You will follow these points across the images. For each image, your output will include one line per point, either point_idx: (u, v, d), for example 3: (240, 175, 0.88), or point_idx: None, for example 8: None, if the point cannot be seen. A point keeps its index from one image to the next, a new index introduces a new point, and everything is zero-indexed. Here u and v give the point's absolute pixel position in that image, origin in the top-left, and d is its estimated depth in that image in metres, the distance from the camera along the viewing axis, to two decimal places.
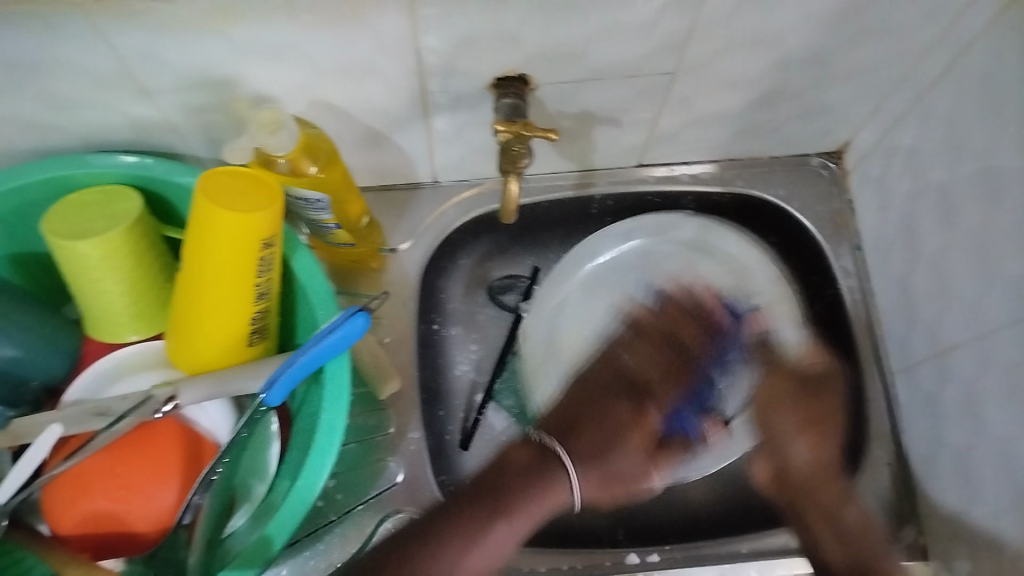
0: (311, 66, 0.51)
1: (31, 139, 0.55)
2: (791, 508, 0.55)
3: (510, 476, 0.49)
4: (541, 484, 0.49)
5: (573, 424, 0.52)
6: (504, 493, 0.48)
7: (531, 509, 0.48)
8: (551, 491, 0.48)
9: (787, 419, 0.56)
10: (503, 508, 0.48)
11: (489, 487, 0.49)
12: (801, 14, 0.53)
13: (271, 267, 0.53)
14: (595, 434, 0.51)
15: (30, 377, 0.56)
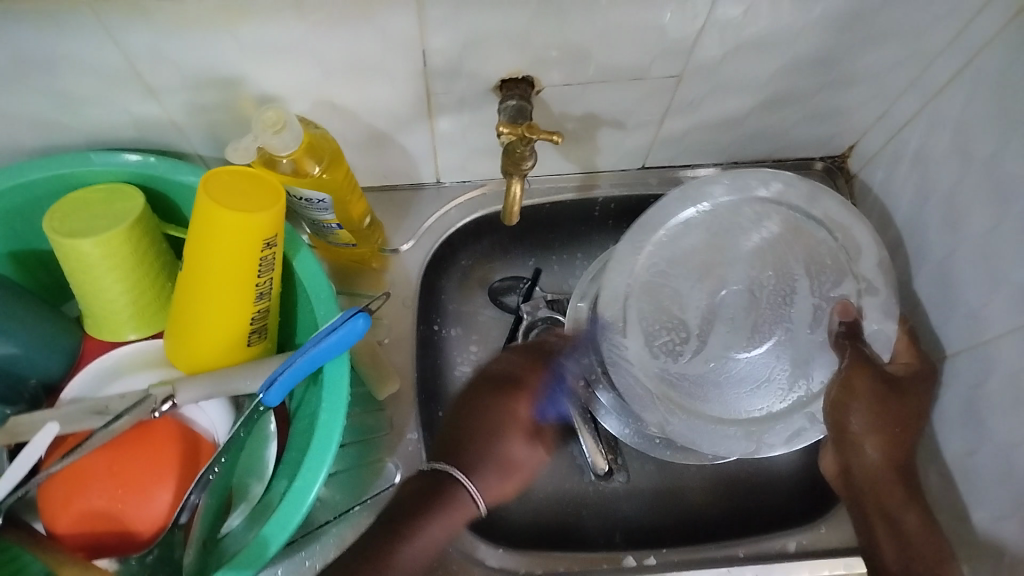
0: (316, 66, 0.50)
1: (32, 136, 0.55)
2: (858, 502, 0.58)
3: (409, 504, 0.51)
4: (433, 508, 0.51)
5: (460, 437, 0.56)
6: (403, 522, 0.50)
7: (429, 529, 0.50)
8: (455, 503, 0.52)
9: (859, 418, 0.57)
10: (406, 535, 0.50)
11: (391, 521, 0.51)
12: (809, 20, 0.53)
13: (272, 267, 0.52)
14: (478, 435, 0.56)
15: (28, 374, 0.55)
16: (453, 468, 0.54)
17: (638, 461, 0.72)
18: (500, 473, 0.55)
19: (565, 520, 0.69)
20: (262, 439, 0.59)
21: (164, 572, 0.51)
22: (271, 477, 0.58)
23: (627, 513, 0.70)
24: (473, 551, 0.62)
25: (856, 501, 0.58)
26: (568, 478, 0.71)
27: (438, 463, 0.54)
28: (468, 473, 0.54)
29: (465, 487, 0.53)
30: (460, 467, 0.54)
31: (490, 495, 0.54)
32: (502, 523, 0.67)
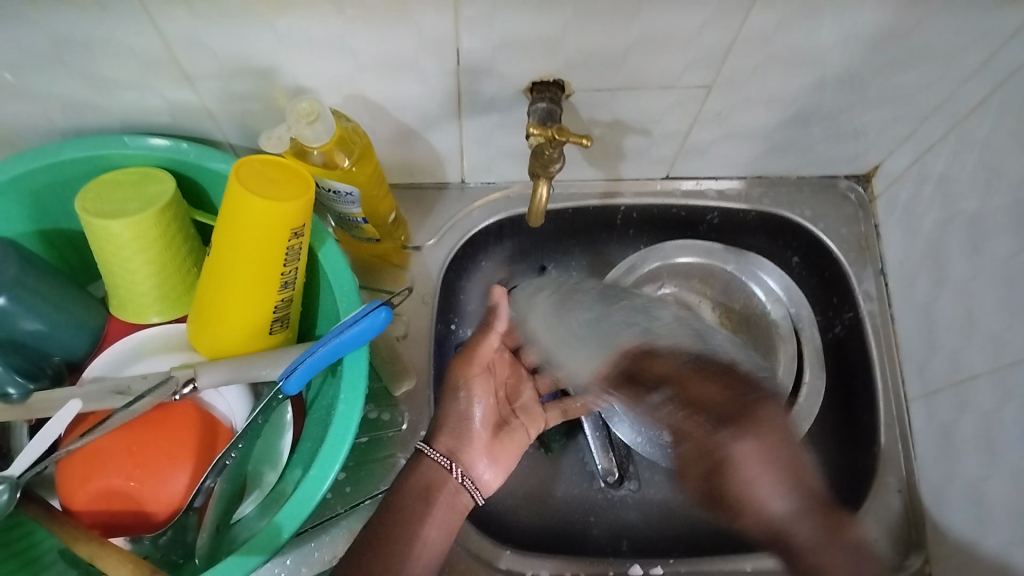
0: (350, 60, 0.51)
1: (68, 117, 0.56)
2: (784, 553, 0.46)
3: (403, 501, 0.52)
4: (427, 501, 0.53)
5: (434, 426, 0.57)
6: (405, 518, 0.51)
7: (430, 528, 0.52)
8: (441, 489, 0.54)
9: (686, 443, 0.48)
10: (411, 532, 0.51)
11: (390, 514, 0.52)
12: (842, 34, 0.53)
13: (298, 257, 0.53)
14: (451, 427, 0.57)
15: (52, 351, 0.56)
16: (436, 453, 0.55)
17: (648, 470, 0.72)
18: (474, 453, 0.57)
19: (572, 526, 0.69)
20: (278, 428, 0.59)
21: (175, 553, 0.53)
22: (285, 466, 0.57)
23: (633, 522, 0.70)
24: (483, 552, 0.62)
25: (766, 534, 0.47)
26: (576, 484, 0.71)
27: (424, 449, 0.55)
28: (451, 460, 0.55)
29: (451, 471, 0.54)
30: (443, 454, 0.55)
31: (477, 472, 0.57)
32: (509, 525, 0.68)
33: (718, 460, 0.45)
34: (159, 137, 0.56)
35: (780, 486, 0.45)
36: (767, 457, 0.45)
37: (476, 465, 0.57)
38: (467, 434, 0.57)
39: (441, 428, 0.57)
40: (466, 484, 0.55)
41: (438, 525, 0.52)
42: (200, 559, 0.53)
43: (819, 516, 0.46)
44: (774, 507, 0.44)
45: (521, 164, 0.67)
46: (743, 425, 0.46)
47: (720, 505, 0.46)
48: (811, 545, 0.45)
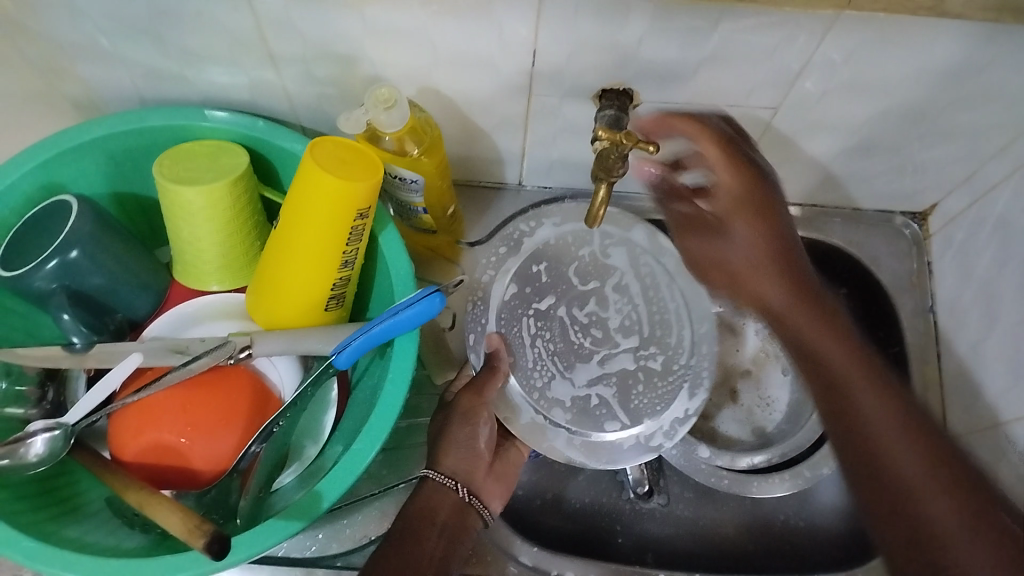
0: (430, 53, 0.53)
1: (153, 87, 0.59)
2: (834, 390, 0.47)
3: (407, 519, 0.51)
4: (430, 520, 0.51)
5: (432, 449, 0.56)
6: (409, 532, 0.50)
7: (433, 547, 0.50)
8: (445, 509, 0.53)
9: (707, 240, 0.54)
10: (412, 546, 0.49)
11: (395, 532, 0.50)
12: (914, 69, 0.54)
13: (361, 239, 0.54)
14: (455, 452, 0.55)
15: (117, 309, 0.58)
16: (440, 476, 0.54)
17: (678, 486, 0.71)
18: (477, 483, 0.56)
19: (597, 533, 0.70)
20: (324, 404, 0.61)
21: (216, 512, 0.53)
22: (326, 441, 0.60)
23: (659, 535, 0.70)
24: (508, 545, 0.64)
25: (832, 385, 0.47)
26: (605, 492, 0.71)
27: (427, 473, 0.54)
28: (457, 482, 0.54)
29: (457, 492, 0.54)
30: (448, 476, 0.54)
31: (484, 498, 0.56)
32: (535, 526, 0.70)
33: (723, 230, 0.53)
34: (220, 110, 0.57)
35: (775, 278, 0.51)
36: (756, 227, 0.52)
37: (477, 489, 0.56)
38: (472, 459, 0.56)
39: (442, 453, 0.55)
40: (471, 502, 0.54)
41: (445, 544, 0.51)
42: (241, 520, 0.53)
43: (816, 304, 0.51)
44: (766, 294, 0.52)
45: (580, 171, 0.68)
46: (728, 219, 0.53)
47: (733, 279, 0.53)
48: (803, 331, 0.50)
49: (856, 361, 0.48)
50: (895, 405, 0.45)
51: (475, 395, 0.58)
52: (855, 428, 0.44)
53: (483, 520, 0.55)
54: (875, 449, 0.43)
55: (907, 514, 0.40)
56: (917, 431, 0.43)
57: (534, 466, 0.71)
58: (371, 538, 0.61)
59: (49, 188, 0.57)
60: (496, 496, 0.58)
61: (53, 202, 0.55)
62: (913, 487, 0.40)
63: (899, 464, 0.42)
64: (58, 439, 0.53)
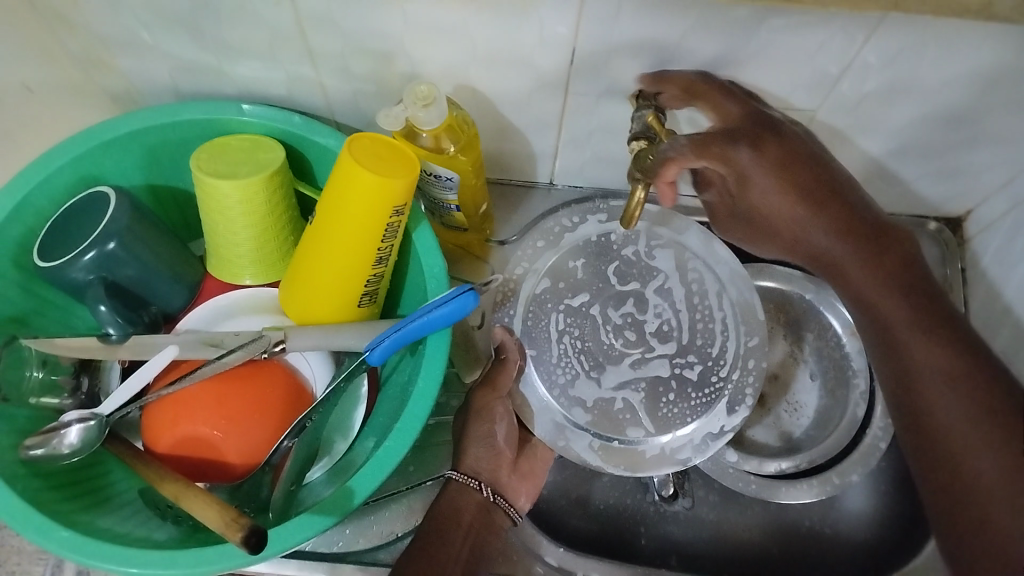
0: (470, 51, 0.53)
1: (191, 81, 0.59)
2: (889, 333, 0.49)
3: (428, 524, 0.52)
4: (452, 522, 0.52)
5: (455, 450, 0.56)
6: (430, 536, 0.51)
7: (456, 548, 0.51)
8: (469, 510, 0.54)
9: (754, 191, 0.54)
10: (434, 550, 0.51)
11: (419, 537, 0.52)
12: (958, 72, 0.53)
13: (395, 235, 0.54)
14: (476, 451, 0.56)
15: (150, 299, 0.59)
16: (463, 476, 0.54)
17: (703, 489, 0.71)
18: (503, 483, 0.57)
19: (620, 535, 0.69)
20: (354, 400, 0.61)
21: (248, 506, 0.55)
22: (355, 436, 0.60)
23: (682, 538, 0.69)
24: (534, 545, 0.64)
25: (871, 309, 0.51)
26: (629, 494, 0.70)
27: (450, 473, 0.55)
28: (482, 481, 0.55)
29: (481, 491, 0.54)
30: (470, 475, 0.55)
31: (510, 498, 0.57)
32: (561, 526, 0.69)
33: (758, 204, 0.54)
34: (251, 107, 0.57)
35: (818, 219, 0.52)
36: (780, 177, 0.52)
37: (502, 485, 0.56)
38: (495, 458, 0.56)
39: (464, 452, 0.56)
40: (496, 501, 0.55)
41: (471, 544, 0.52)
42: (274, 513, 0.54)
43: (866, 240, 0.51)
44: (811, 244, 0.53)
45: (612, 171, 0.68)
46: (751, 188, 0.54)
47: (786, 233, 0.55)
48: (857, 283, 0.52)
49: (911, 305, 0.49)
50: (943, 348, 0.46)
51: (489, 392, 0.58)
52: (905, 377, 0.47)
53: (511, 518, 0.56)
54: (917, 399, 0.46)
55: (943, 455, 0.44)
56: (965, 376, 0.44)
57: (557, 467, 0.71)
58: (398, 534, 0.62)
59: (86, 179, 0.57)
60: (524, 493, 0.58)
61: (93, 193, 0.55)
62: (953, 439, 0.43)
63: (940, 413, 0.44)
64: (92, 430, 0.53)
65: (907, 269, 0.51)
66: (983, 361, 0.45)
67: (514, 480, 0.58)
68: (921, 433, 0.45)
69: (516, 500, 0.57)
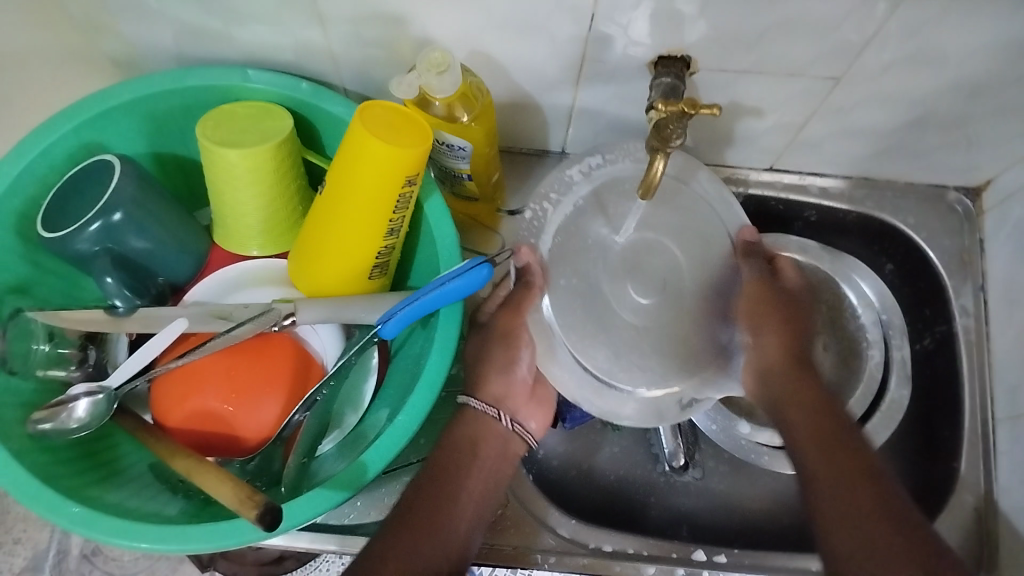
0: (483, 17, 0.51)
1: (196, 46, 0.57)
2: (785, 419, 0.55)
3: (445, 453, 0.53)
4: (470, 459, 0.54)
5: (473, 372, 0.59)
6: (451, 468, 0.53)
7: (471, 483, 0.53)
8: (486, 439, 0.56)
9: (769, 309, 0.59)
10: (457, 485, 0.52)
11: (436, 468, 0.53)
12: (986, 41, 0.52)
13: (407, 206, 0.53)
14: (493, 377, 0.58)
15: (158, 272, 0.58)
16: (478, 404, 0.57)
17: (713, 460, 0.70)
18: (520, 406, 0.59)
19: (630, 507, 0.69)
20: (363, 374, 0.60)
21: (261, 480, 0.55)
22: (366, 410, 0.59)
23: (692, 508, 0.69)
24: (546, 517, 0.63)
25: (775, 410, 0.56)
26: (639, 465, 0.70)
27: (465, 399, 0.57)
28: (500, 408, 0.57)
29: (500, 420, 0.56)
30: (488, 403, 0.57)
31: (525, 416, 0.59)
32: (568, 496, 0.69)
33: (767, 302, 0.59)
34: (258, 73, 0.56)
35: (784, 336, 0.59)
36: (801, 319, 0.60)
37: (520, 414, 0.59)
38: (511, 385, 0.58)
39: (484, 378, 0.58)
40: (514, 430, 0.57)
41: (489, 475, 0.54)
42: (285, 488, 0.54)
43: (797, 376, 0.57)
44: (775, 357, 0.58)
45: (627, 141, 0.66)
46: (780, 310, 0.59)
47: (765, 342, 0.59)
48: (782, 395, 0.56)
49: (811, 412, 0.55)
50: (834, 445, 0.52)
51: (513, 315, 0.58)
52: (801, 459, 0.52)
53: (526, 445, 0.59)
54: (819, 487, 0.50)
55: (836, 532, 0.47)
56: (855, 469, 0.50)
57: (567, 437, 0.71)
58: None
59: (89, 147, 0.56)
60: (537, 418, 0.60)
61: (94, 162, 0.53)
62: (844, 514, 0.48)
63: (841, 496, 0.49)
64: (101, 403, 0.53)
65: (832, 425, 0.54)
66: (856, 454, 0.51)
67: (529, 407, 0.60)
68: (809, 499, 0.50)
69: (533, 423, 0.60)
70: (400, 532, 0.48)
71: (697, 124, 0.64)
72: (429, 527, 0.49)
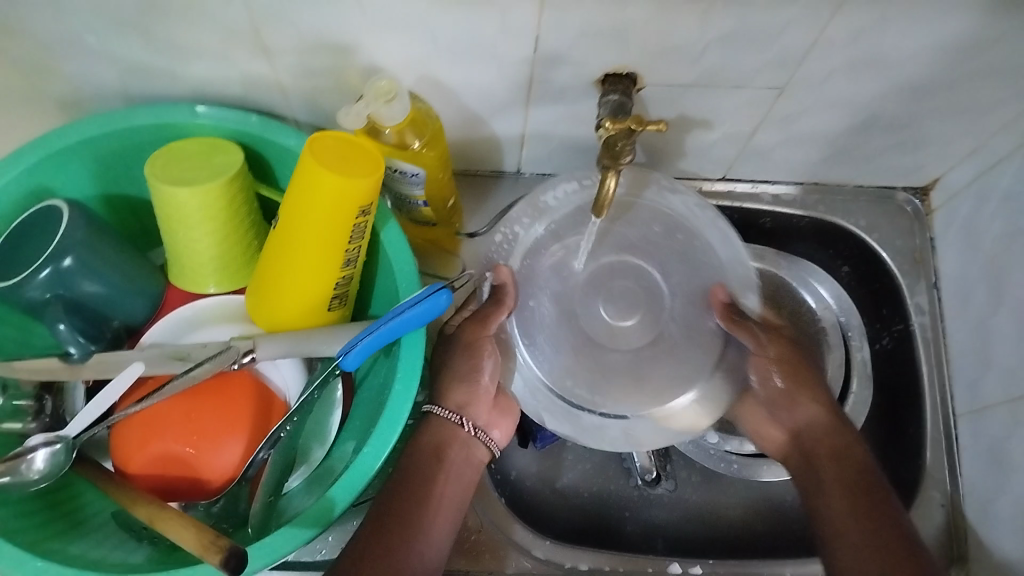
0: (429, 43, 0.51)
1: (141, 85, 0.56)
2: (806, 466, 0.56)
3: (412, 464, 0.53)
4: (435, 469, 0.54)
5: (436, 380, 0.58)
6: (417, 485, 0.52)
7: (444, 508, 0.53)
8: (452, 445, 0.56)
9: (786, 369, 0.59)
10: (427, 506, 0.52)
11: (399, 481, 0.52)
12: (923, 44, 0.53)
13: (362, 235, 0.52)
14: (459, 386, 0.57)
15: (112, 315, 0.57)
16: (441, 411, 0.56)
17: (685, 470, 0.71)
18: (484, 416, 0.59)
19: (605, 524, 0.69)
20: (329, 407, 0.60)
21: (227, 522, 0.54)
22: (333, 443, 0.59)
23: (666, 520, 0.69)
24: (520, 540, 0.62)
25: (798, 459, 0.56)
26: (612, 481, 0.70)
27: (428, 407, 0.57)
28: (463, 414, 0.57)
29: (461, 427, 0.56)
30: (450, 410, 0.57)
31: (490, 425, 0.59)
32: (543, 517, 0.68)
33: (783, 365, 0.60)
34: (206, 108, 0.55)
35: (808, 395, 0.59)
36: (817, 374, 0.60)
37: (482, 421, 0.58)
38: (474, 392, 0.58)
39: (447, 387, 0.57)
40: (477, 436, 0.57)
41: (456, 486, 0.54)
42: (252, 529, 0.53)
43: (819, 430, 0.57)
44: (814, 417, 0.58)
45: (581, 158, 0.67)
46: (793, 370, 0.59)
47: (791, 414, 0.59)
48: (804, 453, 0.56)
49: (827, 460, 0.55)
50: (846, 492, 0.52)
51: (479, 328, 0.58)
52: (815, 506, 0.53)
53: (490, 452, 0.58)
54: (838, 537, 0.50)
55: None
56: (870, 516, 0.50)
57: (538, 457, 0.71)
58: None
59: (37, 192, 0.55)
60: (501, 426, 0.60)
61: (42, 207, 0.52)
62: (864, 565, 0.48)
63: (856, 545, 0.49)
64: (59, 454, 0.52)
65: (863, 471, 0.53)
66: (873, 499, 0.51)
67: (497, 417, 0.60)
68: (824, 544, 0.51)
69: (496, 432, 0.59)
70: (374, 557, 0.47)
71: (648, 139, 0.64)
72: (400, 550, 0.48)
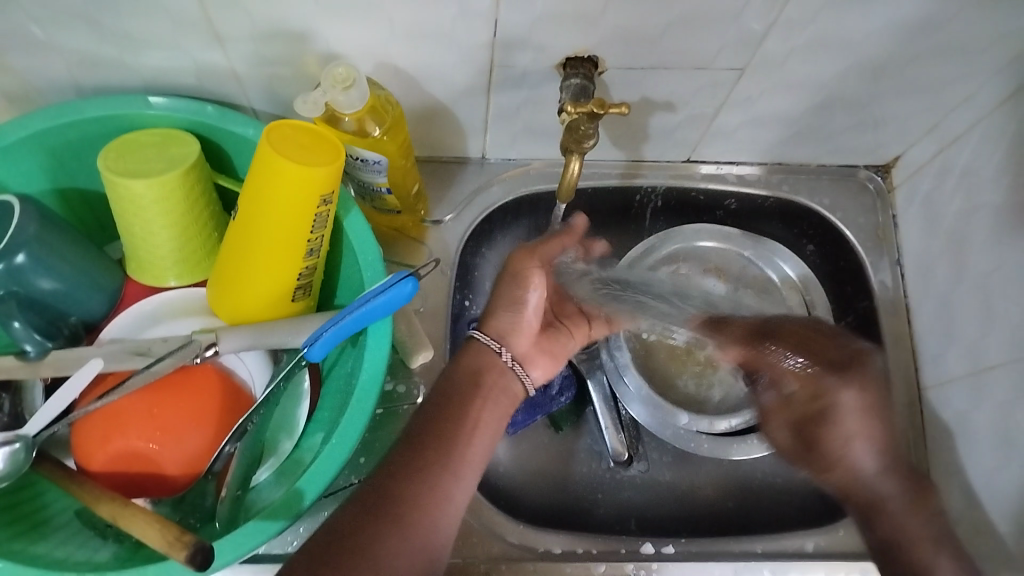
0: (387, 30, 0.51)
1: (91, 75, 0.55)
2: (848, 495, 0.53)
3: (451, 388, 0.52)
4: (477, 391, 0.53)
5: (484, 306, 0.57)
6: (448, 407, 0.51)
7: (481, 438, 0.51)
8: (489, 372, 0.54)
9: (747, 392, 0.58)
10: (465, 436, 0.50)
11: (433, 407, 0.51)
12: (881, 22, 0.53)
13: (325, 225, 0.52)
14: (502, 315, 0.56)
15: (70, 311, 0.55)
16: (485, 337, 0.55)
17: (657, 452, 0.71)
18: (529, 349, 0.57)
19: (579, 507, 0.69)
20: (295, 398, 0.59)
21: (193, 517, 0.53)
22: (301, 434, 0.58)
23: (638, 501, 0.69)
24: (494, 526, 0.62)
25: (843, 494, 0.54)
26: (585, 464, 0.70)
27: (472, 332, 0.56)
28: (505, 343, 0.55)
29: (500, 353, 0.55)
30: (494, 336, 0.55)
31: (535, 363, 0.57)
32: (516, 500, 0.68)
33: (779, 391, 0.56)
34: (160, 99, 0.54)
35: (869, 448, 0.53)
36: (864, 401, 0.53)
37: (520, 355, 0.56)
38: (517, 321, 0.56)
39: (490, 314, 0.56)
40: (513, 367, 0.55)
41: (494, 410, 0.53)
42: (220, 523, 0.53)
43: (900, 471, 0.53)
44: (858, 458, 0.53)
45: (546, 143, 0.67)
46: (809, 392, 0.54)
47: (812, 459, 0.54)
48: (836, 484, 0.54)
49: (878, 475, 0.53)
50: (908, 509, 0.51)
51: (527, 258, 0.57)
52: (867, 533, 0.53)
53: (524, 391, 0.56)
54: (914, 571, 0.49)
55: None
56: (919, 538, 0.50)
57: (509, 442, 0.70)
58: None
59: None
60: (540, 365, 0.58)
61: None
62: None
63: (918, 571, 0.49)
64: (19, 453, 0.50)
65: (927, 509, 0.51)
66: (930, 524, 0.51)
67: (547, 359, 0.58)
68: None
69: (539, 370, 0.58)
70: (396, 486, 0.46)
71: (612, 122, 0.64)
72: (431, 474, 0.47)
